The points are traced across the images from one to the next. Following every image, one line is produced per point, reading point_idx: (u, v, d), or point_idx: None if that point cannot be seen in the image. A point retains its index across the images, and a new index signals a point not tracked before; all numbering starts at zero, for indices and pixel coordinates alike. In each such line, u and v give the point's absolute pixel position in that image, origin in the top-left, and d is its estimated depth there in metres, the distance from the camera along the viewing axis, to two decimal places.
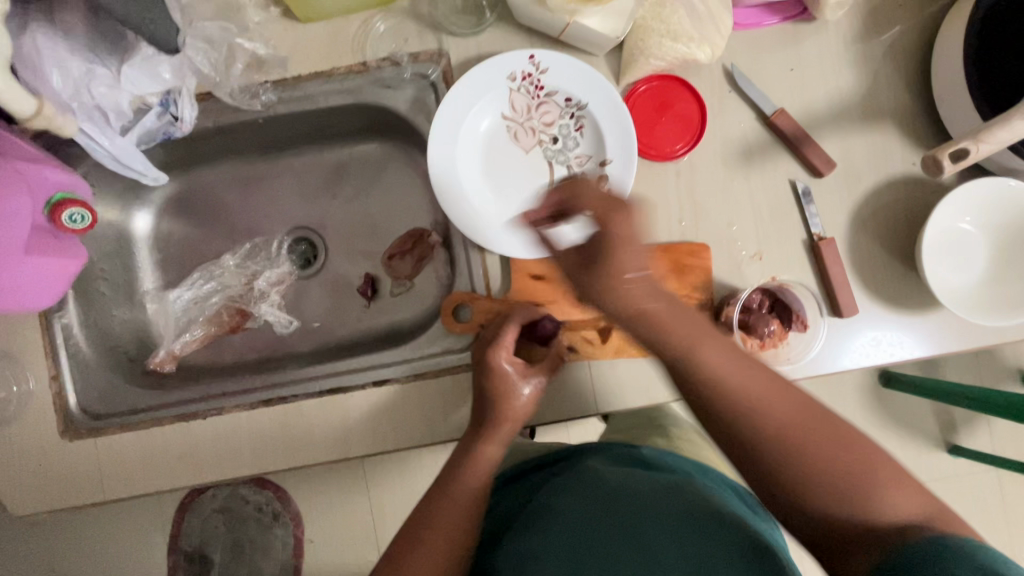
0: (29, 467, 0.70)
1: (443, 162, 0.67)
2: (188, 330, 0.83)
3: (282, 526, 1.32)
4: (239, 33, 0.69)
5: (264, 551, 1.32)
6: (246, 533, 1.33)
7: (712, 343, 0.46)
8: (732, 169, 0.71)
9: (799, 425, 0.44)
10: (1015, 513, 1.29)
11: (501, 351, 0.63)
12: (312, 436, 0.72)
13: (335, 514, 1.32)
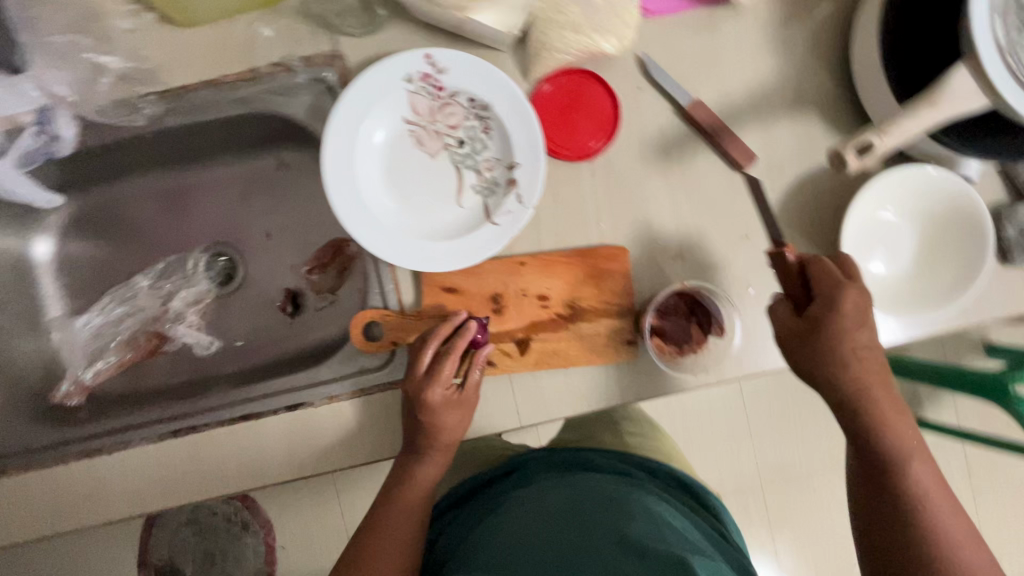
0: None
1: (340, 171, 0.63)
2: (101, 357, 0.79)
3: (252, 534, 1.31)
4: (116, 42, 0.65)
5: (236, 561, 1.31)
6: (216, 544, 1.32)
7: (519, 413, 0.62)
8: (651, 166, 0.67)
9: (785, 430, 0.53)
10: (981, 485, 1.29)
11: (435, 386, 0.60)
12: (226, 467, 0.68)
13: (300, 525, 1.30)
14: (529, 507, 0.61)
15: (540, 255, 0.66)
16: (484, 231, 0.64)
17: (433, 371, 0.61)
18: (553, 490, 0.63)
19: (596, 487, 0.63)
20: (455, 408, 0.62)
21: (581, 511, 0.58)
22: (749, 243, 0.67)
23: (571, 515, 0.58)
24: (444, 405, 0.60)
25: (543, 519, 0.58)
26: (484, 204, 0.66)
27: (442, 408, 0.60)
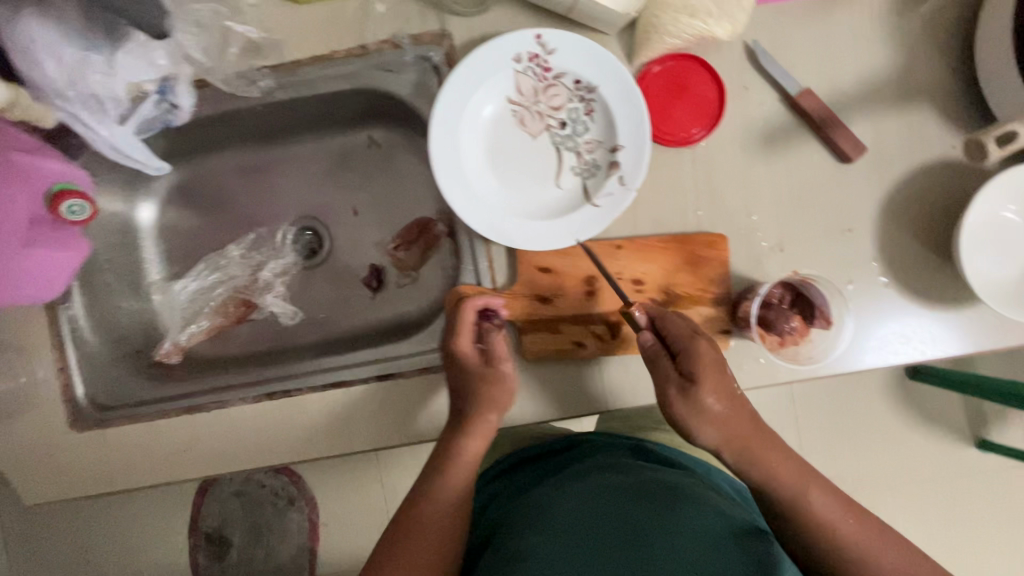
0: (40, 458, 0.70)
1: (446, 148, 0.64)
2: (195, 321, 0.82)
3: (298, 509, 1.34)
4: (234, 16, 0.67)
5: (281, 534, 1.34)
6: (262, 517, 1.35)
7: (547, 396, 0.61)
8: (753, 154, 0.66)
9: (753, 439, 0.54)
10: None
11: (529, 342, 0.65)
12: (316, 433, 0.70)
13: (345, 502, 1.32)
14: (571, 494, 0.59)
15: (636, 239, 0.66)
16: (584, 212, 0.65)
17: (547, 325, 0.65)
18: (597, 472, 0.62)
19: (640, 472, 0.60)
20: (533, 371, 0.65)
21: (632, 494, 0.57)
22: (853, 238, 0.66)
23: (620, 499, 0.56)
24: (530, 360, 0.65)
25: (589, 505, 0.56)
26: (584, 186, 0.66)
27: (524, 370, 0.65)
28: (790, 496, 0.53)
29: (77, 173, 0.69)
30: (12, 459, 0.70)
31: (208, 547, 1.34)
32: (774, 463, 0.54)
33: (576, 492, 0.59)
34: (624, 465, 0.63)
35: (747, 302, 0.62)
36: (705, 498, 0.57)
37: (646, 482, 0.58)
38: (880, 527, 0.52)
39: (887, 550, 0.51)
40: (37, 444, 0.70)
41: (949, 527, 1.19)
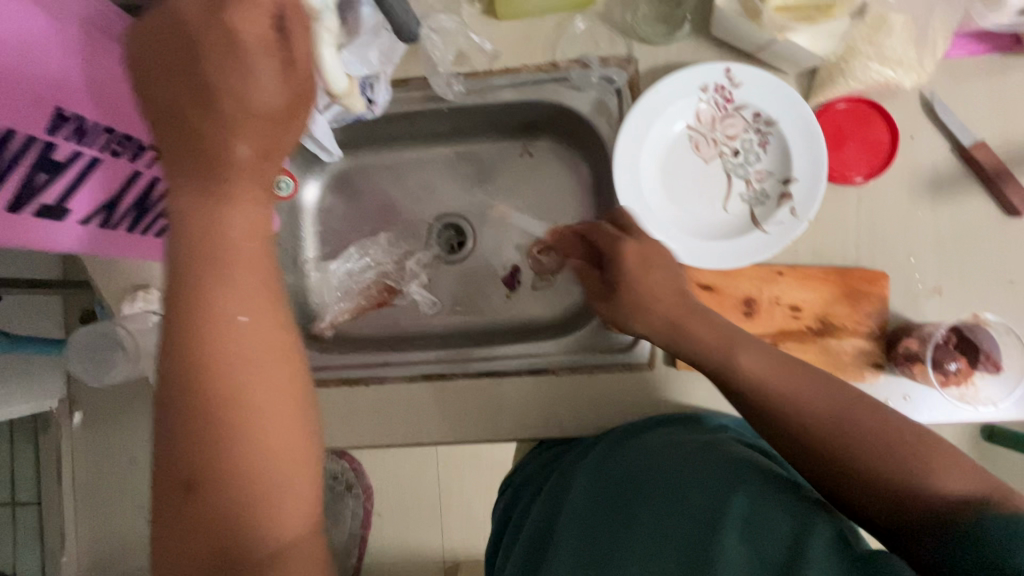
0: None
1: (627, 164, 0.69)
2: (343, 300, 0.89)
3: (354, 496, 1.33)
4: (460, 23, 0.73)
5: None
6: None
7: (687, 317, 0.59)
8: (919, 198, 0.69)
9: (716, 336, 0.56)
10: None
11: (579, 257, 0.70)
12: (465, 416, 0.74)
13: (405, 495, 1.34)
14: (579, 487, 0.61)
15: (797, 267, 0.69)
16: (752, 238, 0.68)
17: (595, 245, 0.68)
18: (623, 452, 0.62)
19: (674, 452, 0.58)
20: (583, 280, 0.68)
21: (644, 476, 0.57)
22: (1011, 290, 0.67)
23: (638, 488, 0.56)
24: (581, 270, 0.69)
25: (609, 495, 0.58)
26: (751, 212, 0.70)
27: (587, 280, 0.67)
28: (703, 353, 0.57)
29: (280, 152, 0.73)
30: None
31: None
32: (717, 336, 0.56)
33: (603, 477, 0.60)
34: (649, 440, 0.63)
35: (910, 339, 0.64)
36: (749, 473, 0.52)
37: (674, 462, 0.56)
38: (814, 407, 0.50)
39: (855, 421, 0.49)
40: None
41: None
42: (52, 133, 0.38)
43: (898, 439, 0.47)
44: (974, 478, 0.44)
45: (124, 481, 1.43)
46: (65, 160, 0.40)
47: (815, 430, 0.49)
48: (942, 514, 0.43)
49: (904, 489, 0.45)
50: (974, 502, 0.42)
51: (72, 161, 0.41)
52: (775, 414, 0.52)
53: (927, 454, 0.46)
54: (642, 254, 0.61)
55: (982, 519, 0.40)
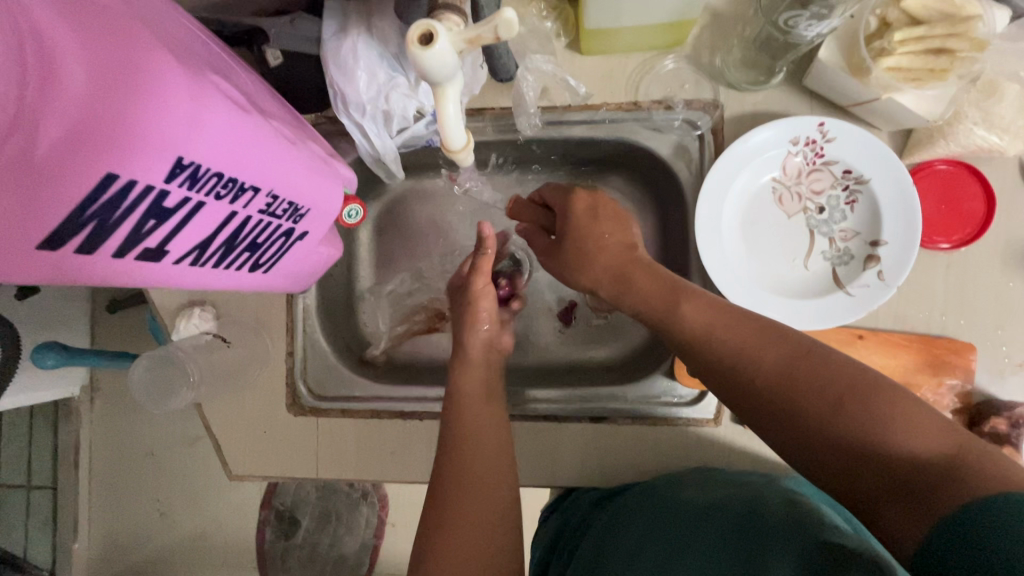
0: (257, 431, 0.75)
1: (709, 215, 0.67)
2: (395, 325, 0.87)
3: (369, 506, 1.37)
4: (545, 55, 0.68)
5: (349, 527, 1.39)
6: (335, 505, 1.40)
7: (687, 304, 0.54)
8: (1012, 269, 0.66)
9: (720, 322, 0.51)
10: None
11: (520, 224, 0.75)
12: (521, 460, 0.72)
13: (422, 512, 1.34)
14: (626, 532, 0.60)
15: (878, 332, 0.67)
16: (836, 299, 0.65)
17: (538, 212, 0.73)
18: (664, 496, 0.62)
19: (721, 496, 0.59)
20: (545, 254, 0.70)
21: (689, 531, 0.55)
22: None
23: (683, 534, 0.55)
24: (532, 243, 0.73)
25: (659, 536, 0.57)
26: (834, 272, 0.67)
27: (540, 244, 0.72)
28: (696, 325, 0.52)
29: (353, 176, 0.66)
30: (234, 426, 0.75)
31: (278, 524, 1.40)
32: (748, 333, 0.49)
33: (648, 521, 0.60)
34: (687, 485, 0.63)
35: (998, 418, 0.62)
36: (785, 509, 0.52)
37: (716, 509, 0.56)
38: (820, 386, 0.43)
39: (802, 372, 0.44)
40: (259, 418, 0.75)
41: None
42: (165, 182, 0.37)
43: (850, 385, 0.42)
44: (947, 429, 0.39)
45: (137, 482, 1.40)
46: (173, 207, 0.39)
47: (791, 393, 0.44)
48: (917, 482, 0.37)
49: (859, 449, 0.40)
50: (937, 466, 0.37)
51: (179, 206, 0.40)
52: (784, 409, 0.44)
53: (888, 397, 0.41)
54: (590, 206, 0.66)
55: (989, 498, 0.33)
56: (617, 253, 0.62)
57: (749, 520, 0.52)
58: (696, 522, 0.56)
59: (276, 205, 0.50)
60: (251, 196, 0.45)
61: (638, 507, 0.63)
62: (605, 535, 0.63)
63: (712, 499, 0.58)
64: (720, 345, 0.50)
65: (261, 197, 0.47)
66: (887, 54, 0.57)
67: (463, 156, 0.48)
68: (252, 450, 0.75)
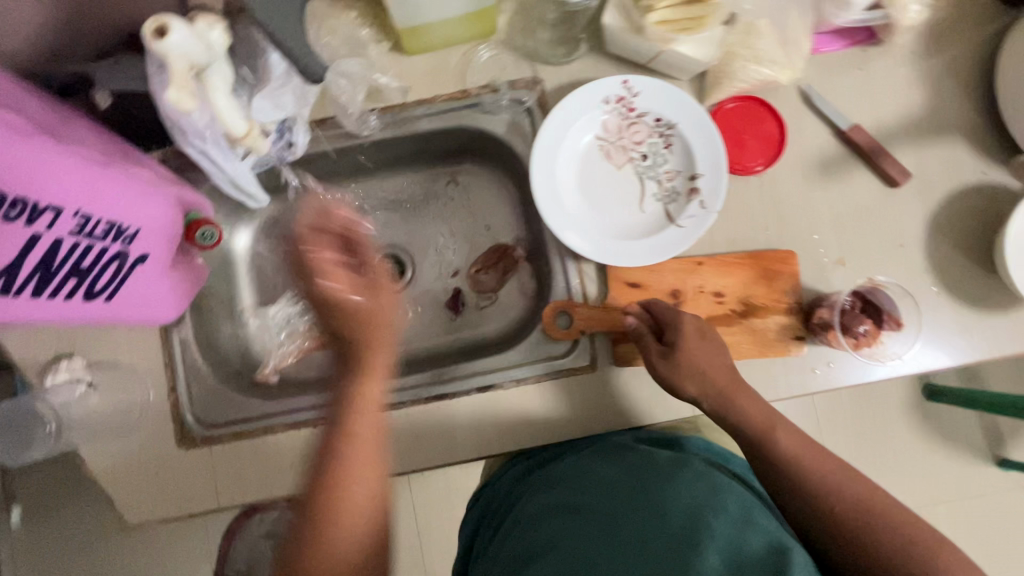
0: (149, 473, 0.73)
1: (544, 179, 0.73)
2: (287, 342, 0.87)
3: None
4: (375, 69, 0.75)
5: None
6: None
7: (785, 429, 0.65)
8: (812, 181, 0.76)
9: (801, 447, 0.64)
10: None
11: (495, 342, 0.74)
12: (419, 445, 0.73)
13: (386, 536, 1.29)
14: (554, 491, 0.65)
15: (715, 256, 0.73)
16: (669, 233, 0.72)
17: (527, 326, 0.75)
18: (587, 464, 0.66)
19: (643, 461, 0.64)
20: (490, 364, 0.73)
21: (612, 489, 0.61)
22: (905, 253, 0.74)
23: (610, 493, 0.61)
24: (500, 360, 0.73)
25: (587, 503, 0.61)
26: (666, 210, 0.74)
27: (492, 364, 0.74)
28: (790, 454, 0.64)
29: (198, 202, 0.70)
30: (122, 474, 0.73)
31: None
32: (762, 417, 0.65)
33: (576, 489, 0.63)
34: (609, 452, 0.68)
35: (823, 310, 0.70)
36: (709, 487, 0.59)
37: (637, 474, 0.62)
38: (894, 520, 0.58)
39: (878, 506, 0.59)
40: (149, 459, 0.73)
41: None
42: None
43: (885, 516, 0.58)
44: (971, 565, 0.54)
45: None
46: None
47: (869, 515, 0.58)
48: None
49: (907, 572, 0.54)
50: None
51: None
52: (859, 533, 0.58)
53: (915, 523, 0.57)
54: (701, 327, 0.68)
55: None
56: (723, 368, 0.66)
57: (674, 479, 0.60)
58: (620, 487, 0.61)
59: (93, 227, 0.51)
60: (51, 217, 0.47)
61: (564, 477, 0.67)
62: (527, 505, 0.66)
63: (633, 462, 0.64)
64: (806, 478, 0.62)
65: (67, 218, 0.49)
66: (652, 11, 0.65)
67: (252, 138, 0.67)
68: (146, 497, 0.73)
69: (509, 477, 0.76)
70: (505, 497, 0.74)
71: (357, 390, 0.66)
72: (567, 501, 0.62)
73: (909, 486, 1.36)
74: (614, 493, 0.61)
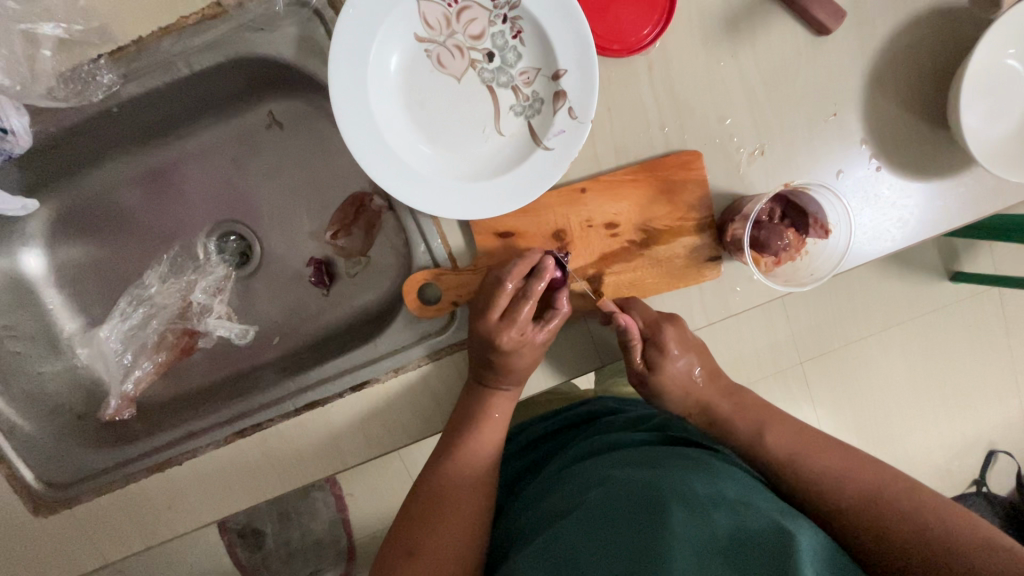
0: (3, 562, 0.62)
1: (355, 115, 0.53)
2: (136, 366, 0.73)
3: (320, 488, 1.17)
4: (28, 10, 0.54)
5: (311, 514, 1.18)
6: (288, 501, 1.19)
7: (778, 432, 0.56)
8: (714, 48, 0.57)
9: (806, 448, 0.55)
10: (1004, 350, 1.34)
11: (512, 328, 0.55)
12: (302, 460, 0.63)
13: (357, 475, 1.17)
14: (544, 506, 0.54)
15: (601, 178, 0.58)
16: (536, 160, 0.55)
17: (514, 307, 0.55)
18: (578, 468, 0.56)
19: (633, 454, 0.54)
20: (529, 350, 0.57)
21: (598, 487, 0.50)
22: (838, 123, 0.59)
23: (597, 493, 0.49)
24: (523, 343, 0.56)
25: (571, 501, 0.51)
26: (529, 126, 0.56)
27: (518, 352, 0.56)
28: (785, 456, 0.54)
29: None
30: None
31: (244, 542, 1.17)
32: (757, 414, 0.58)
33: (561, 488, 0.54)
34: (603, 448, 0.59)
35: (735, 226, 0.56)
36: (693, 464, 0.50)
37: (624, 467, 0.52)
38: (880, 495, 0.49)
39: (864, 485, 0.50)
40: None
41: (872, 405, 1.31)
42: None
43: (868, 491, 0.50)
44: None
45: None
46: None
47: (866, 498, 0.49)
48: None
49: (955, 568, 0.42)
50: None
51: None
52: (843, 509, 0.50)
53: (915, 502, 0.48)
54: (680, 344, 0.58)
55: None
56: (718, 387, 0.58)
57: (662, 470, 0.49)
58: (605, 479, 0.51)
59: None
60: None
61: (550, 481, 0.58)
62: (514, 518, 0.58)
63: (623, 457, 0.54)
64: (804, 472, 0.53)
65: None
66: None
67: None
68: None
69: (508, 476, 0.68)
70: (497, 506, 0.66)
71: (479, 424, 0.58)
72: (553, 513, 0.51)
73: (868, 322, 1.29)
74: (602, 490, 0.49)
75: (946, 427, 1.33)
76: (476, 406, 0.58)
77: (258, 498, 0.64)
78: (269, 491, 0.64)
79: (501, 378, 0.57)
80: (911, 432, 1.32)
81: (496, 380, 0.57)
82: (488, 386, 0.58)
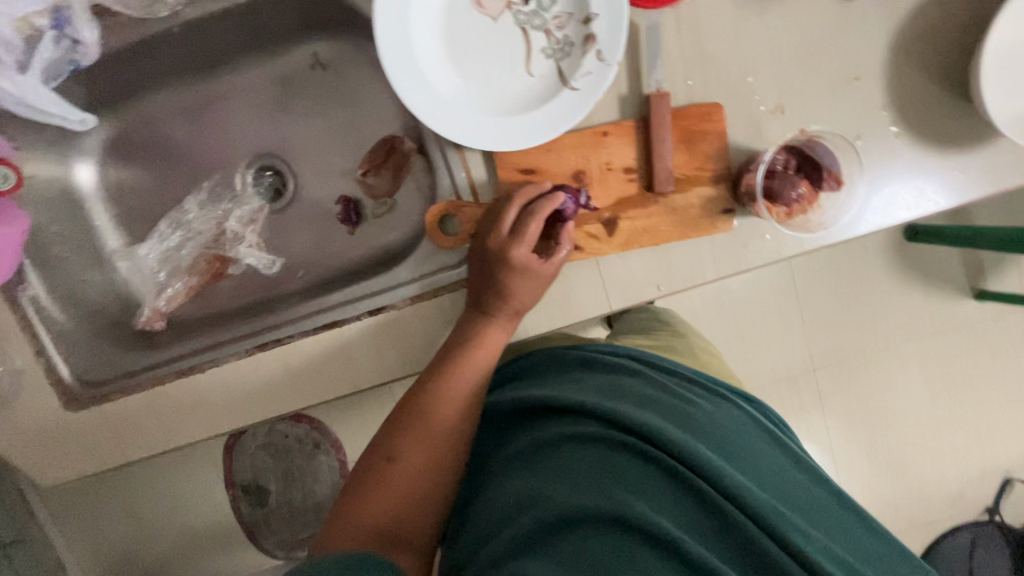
0: (30, 448, 0.66)
1: (395, 43, 0.56)
2: (169, 285, 0.77)
3: (326, 452, 1.10)
4: None
5: (315, 477, 1.11)
6: (293, 462, 1.11)
7: None
8: (742, 6, 0.59)
9: None
10: None
11: (519, 245, 0.56)
12: (315, 377, 0.66)
13: None
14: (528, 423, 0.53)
15: (622, 123, 0.60)
16: (562, 100, 0.58)
17: (515, 232, 0.57)
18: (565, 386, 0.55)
19: (698, 429, 0.47)
20: (535, 278, 0.57)
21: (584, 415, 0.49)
22: (860, 87, 0.60)
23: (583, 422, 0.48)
24: (520, 270, 0.56)
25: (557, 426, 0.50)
26: (557, 68, 0.59)
27: (525, 277, 0.57)
28: None
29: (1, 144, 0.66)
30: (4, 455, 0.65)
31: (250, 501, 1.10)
32: None
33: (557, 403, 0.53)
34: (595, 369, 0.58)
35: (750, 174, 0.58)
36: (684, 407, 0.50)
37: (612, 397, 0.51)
38: None
39: None
40: (25, 435, 0.65)
41: (886, 413, 1.29)
42: None
43: None
44: None
45: None
46: None
47: None
48: None
49: None
50: None
51: None
52: None
53: None
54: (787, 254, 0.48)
55: None
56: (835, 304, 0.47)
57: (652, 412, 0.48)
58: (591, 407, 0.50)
59: None
60: None
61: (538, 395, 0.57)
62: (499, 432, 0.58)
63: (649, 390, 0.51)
64: None
65: None
66: None
67: None
68: (36, 470, 0.66)
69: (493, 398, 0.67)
70: None
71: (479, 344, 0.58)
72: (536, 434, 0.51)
73: (886, 329, 1.28)
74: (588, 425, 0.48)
75: (960, 444, 1.30)
76: (477, 332, 0.58)
77: (271, 412, 0.67)
78: (282, 403, 0.67)
79: (507, 308, 0.58)
80: (922, 445, 1.29)
81: (496, 309, 0.58)
82: (486, 316, 0.59)
